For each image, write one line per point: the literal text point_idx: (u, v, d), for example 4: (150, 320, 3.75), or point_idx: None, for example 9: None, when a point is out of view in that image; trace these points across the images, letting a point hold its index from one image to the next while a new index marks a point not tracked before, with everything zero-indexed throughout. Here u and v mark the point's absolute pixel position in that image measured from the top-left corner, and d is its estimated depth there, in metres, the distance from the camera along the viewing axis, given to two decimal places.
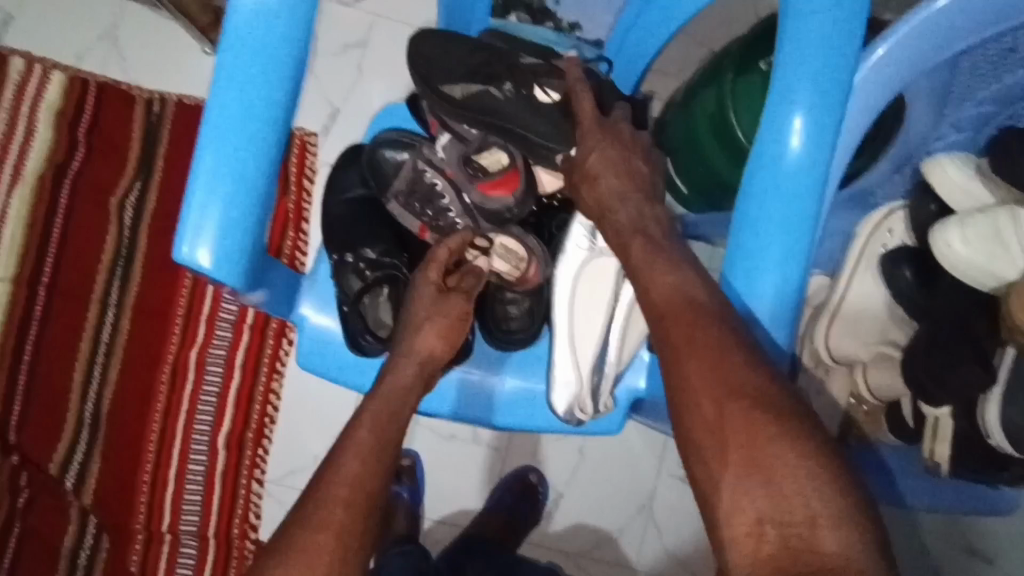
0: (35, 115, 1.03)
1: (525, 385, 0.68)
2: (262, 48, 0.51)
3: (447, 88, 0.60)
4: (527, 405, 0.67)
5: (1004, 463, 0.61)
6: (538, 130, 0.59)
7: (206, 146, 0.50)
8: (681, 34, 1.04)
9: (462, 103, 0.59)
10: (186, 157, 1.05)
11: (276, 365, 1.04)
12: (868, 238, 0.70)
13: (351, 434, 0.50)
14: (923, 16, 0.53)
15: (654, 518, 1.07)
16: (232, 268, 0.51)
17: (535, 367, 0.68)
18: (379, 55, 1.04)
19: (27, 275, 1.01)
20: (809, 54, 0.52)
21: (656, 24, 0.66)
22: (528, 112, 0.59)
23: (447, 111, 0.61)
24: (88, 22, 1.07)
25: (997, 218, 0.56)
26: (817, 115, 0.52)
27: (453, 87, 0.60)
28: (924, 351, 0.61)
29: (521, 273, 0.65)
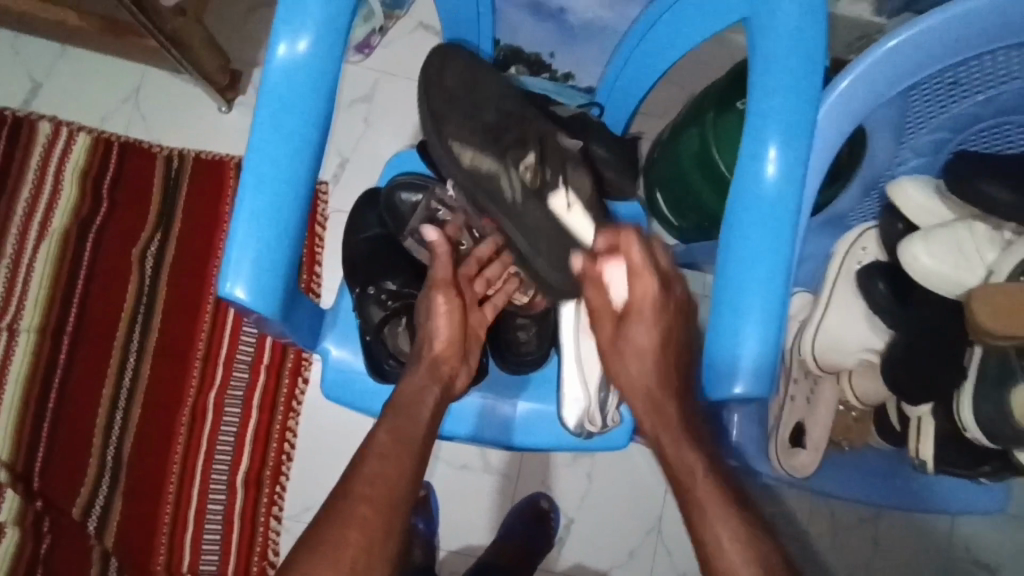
0: (60, 175, 1.12)
1: (537, 406, 0.75)
2: (293, 108, 0.58)
3: (467, 163, 0.60)
4: (541, 423, 0.74)
5: (985, 457, 0.66)
6: (542, 230, 0.62)
7: (246, 194, 0.58)
8: (663, 79, 1.13)
9: (469, 171, 0.61)
10: (202, 210, 1.14)
11: (291, 404, 1.11)
12: (844, 256, 0.75)
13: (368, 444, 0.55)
14: (874, 57, 0.61)
15: (663, 541, 1.14)
16: (269, 304, 0.58)
17: (546, 389, 0.75)
18: (384, 108, 1.13)
19: (52, 325, 1.10)
20: (778, 93, 0.58)
21: (639, 76, 0.76)
22: (538, 221, 0.62)
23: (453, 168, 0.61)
24: (111, 85, 1.15)
25: (955, 233, 0.64)
26: (789, 147, 0.59)
27: (465, 151, 0.60)
28: (903, 357, 0.66)
29: (530, 298, 0.72)
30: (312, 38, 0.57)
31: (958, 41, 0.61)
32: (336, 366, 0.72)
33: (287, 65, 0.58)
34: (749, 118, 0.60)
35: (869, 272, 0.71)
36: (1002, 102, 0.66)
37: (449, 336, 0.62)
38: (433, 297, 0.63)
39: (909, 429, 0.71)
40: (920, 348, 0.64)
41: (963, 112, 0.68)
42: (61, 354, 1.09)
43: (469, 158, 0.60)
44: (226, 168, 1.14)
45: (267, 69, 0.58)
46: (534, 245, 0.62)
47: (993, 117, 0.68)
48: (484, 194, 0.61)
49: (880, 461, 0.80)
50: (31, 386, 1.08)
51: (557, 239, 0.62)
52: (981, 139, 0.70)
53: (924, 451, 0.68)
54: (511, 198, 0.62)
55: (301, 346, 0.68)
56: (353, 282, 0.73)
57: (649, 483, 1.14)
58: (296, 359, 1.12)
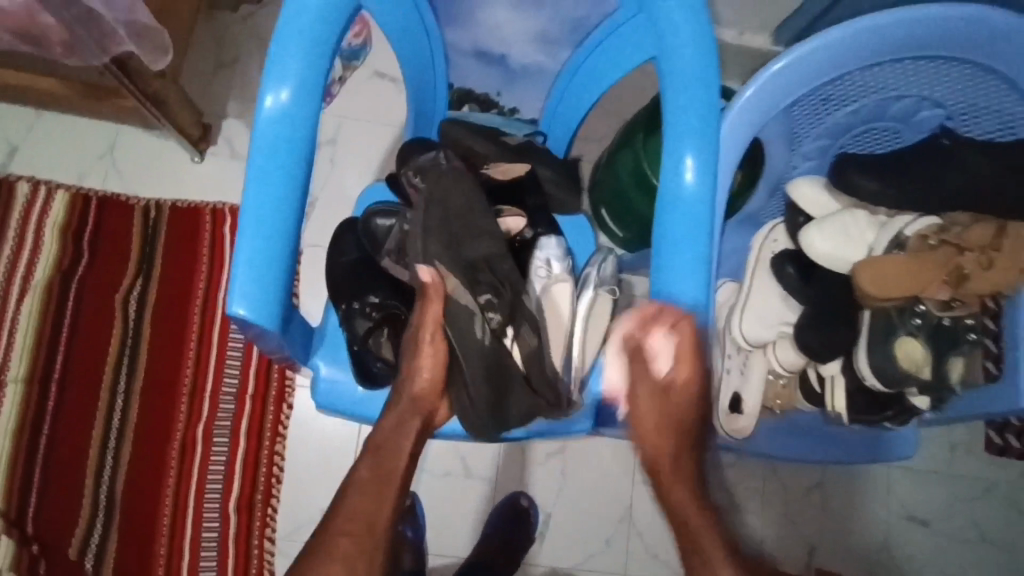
0: (41, 231, 1.17)
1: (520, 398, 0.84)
2: (282, 149, 0.68)
3: (452, 300, 0.68)
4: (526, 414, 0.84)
5: (887, 403, 0.80)
6: (487, 364, 0.68)
7: (245, 226, 0.66)
8: (598, 108, 1.27)
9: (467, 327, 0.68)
10: (181, 253, 1.21)
11: (278, 429, 1.18)
12: (761, 247, 0.88)
13: None
14: (762, 80, 0.75)
15: (635, 526, 1.23)
16: (269, 319, 0.66)
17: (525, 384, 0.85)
18: (347, 149, 1.23)
19: (39, 375, 1.14)
20: (686, 114, 0.71)
21: (573, 107, 0.88)
22: (489, 354, 0.68)
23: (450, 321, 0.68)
24: (86, 145, 1.22)
25: (842, 220, 0.78)
26: (700, 156, 0.72)
27: (463, 300, 0.68)
28: (810, 324, 0.79)
29: None
30: (294, 88, 0.67)
31: (826, 64, 0.75)
32: (330, 374, 0.81)
33: (275, 113, 0.67)
34: (666, 135, 0.73)
35: (778, 259, 0.85)
36: (866, 111, 0.83)
37: (432, 375, 0.70)
38: (420, 345, 0.69)
39: (824, 391, 0.84)
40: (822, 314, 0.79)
41: (837, 121, 0.83)
42: (49, 402, 1.14)
43: (456, 292, 0.68)
44: (202, 214, 1.22)
45: (258, 118, 0.68)
46: (475, 376, 0.68)
47: (861, 124, 0.84)
48: (454, 326, 0.68)
49: (806, 419, 0.92)
50: (20, 435, 1.12)
51: (496, 371, 0.69)
52: (854, 142, 0.87)
53: (838, 405, 0.82)
54: (478, 334, 0.68)
55: (294, 358, 0.77)
56: (338, 298, 0.81)
57: (618, 471, 1.24)
58: (279, 387, 1.19)
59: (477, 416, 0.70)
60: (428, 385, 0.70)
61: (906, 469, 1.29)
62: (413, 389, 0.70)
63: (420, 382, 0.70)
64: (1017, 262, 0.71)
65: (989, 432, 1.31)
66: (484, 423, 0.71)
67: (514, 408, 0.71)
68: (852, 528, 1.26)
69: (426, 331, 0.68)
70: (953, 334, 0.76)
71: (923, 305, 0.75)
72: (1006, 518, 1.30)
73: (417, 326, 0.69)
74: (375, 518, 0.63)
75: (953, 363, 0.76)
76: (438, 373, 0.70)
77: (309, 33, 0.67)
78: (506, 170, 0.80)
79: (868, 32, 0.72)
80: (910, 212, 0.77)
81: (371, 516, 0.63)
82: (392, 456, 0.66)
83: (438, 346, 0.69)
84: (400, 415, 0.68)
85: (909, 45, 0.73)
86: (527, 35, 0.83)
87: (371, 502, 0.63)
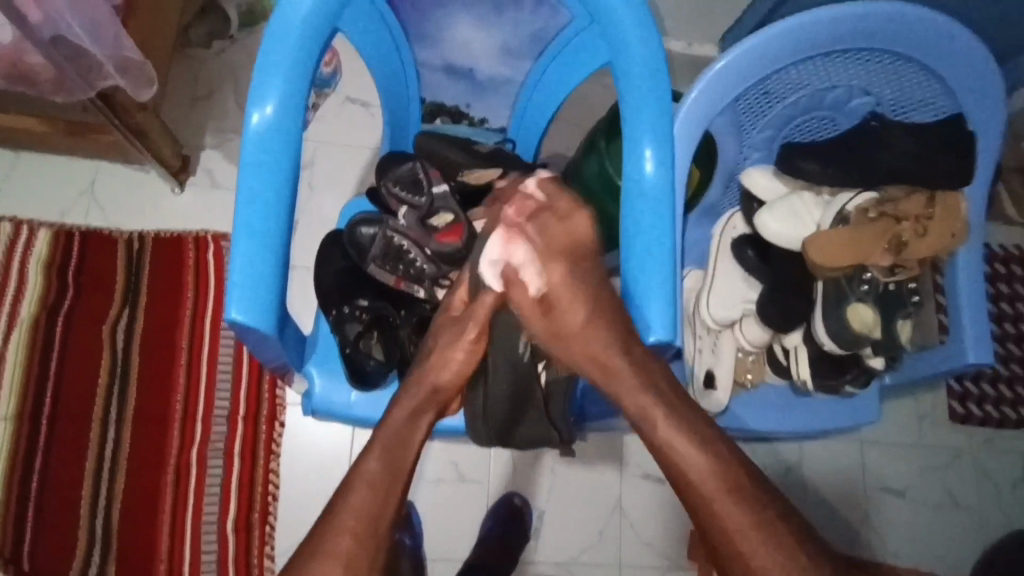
0: (25, 268, 1.19)
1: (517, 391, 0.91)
2: (269, 162, 0.72)
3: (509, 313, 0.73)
4: None
5: (844, 368, 0.93)
6: (512, 382, 0.74)
7: (239, 234, 0.71)
8: (561, 120, 1.34)
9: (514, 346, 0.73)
10: (166, 281, 1.23)
11: (271, 447, 1.20)
12: (722, 236, 0.98)
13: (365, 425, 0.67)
14: (706, 80, 0.85)
15: (626, 516, 1.27)
16: (265, 321, 0.70)
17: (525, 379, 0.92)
18: (324, 172, 1.28)
19: (28, 410, 1.14)
20: (642, 111, 0.79)
21: (539, 114, 0.95)
22: (521, 374, 0.74)
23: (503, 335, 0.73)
24: (68, 183, 1.24)
25: (791, 204, 0.89)
26: (659, 148, 0.79)
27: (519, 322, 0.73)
28: (770, 299, 0.92)
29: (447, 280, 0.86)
30: (278, 103, 0.73)
31: (759, 64, 0.85)
32: (326, 376, 0.86)
33: (261, 128, 0.72)
34: (625, 131, 0.80)
35: (739, 244, 0.95)
36: (803, 103, 0.92)
37: (460, 368, 0.71)
38: (464, 332, 0.71)
39: (791, 362, 0.96)
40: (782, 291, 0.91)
41: (779, 113, 0.93)
42: (40, 437, 1.13)
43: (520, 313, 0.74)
44: (185, 242, 1.25)
45: (246, 133, 0.72)
46: (500, 387, 0.74)
47: (800, 114, 0.94)
48: (498, 339, 0.73)
49: (776, 394, 1.02)
50: (11, 472, 1.11)
51: (517, 391, 0.75)
52: (796, 131, 0.96)
53: (803, 372, 0.94)
54: (520, 353, 0.74)
55: (291, 362, 0.81)
56: (327, 305, 0.86)
57: (606, 465, 1.28)
58: (270, 406, 1.21)
59: (484, 426, 0.77)
60: (453, 378, 0.71)
61: (878, 442, 1.35)
62: (438, 378, 0.70)
63: (448, 371, 0.71)
64: (948, 226, 0.82)
65: (951, 402, 1.38)
66: (487, 433, 0.78)
67: (520, 434, 0.79)
68: (832, 505, 1.31)
69: (472, 329, 0.71)
70: (898, 298, 0.87)
71: (870, 272, 0.87)
72: (976, 483, 1.36)
73: (470, 315, 0.72)
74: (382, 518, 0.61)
75: (899, 323, 0.87)
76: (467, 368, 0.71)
77: (289, 53, 0.73)
78: (479, 176, 0.86)
79: (789, 32, 0.83)
80: (849, 189, 0.88)
81: (376, 511, 0.61)
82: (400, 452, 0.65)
83: (479, 346, 0.72)
84: (413, 408, 0.68)
85: (830, 39, 0.84)
86: (490, 51, 0.90)
87: (371, 501, 0.62)
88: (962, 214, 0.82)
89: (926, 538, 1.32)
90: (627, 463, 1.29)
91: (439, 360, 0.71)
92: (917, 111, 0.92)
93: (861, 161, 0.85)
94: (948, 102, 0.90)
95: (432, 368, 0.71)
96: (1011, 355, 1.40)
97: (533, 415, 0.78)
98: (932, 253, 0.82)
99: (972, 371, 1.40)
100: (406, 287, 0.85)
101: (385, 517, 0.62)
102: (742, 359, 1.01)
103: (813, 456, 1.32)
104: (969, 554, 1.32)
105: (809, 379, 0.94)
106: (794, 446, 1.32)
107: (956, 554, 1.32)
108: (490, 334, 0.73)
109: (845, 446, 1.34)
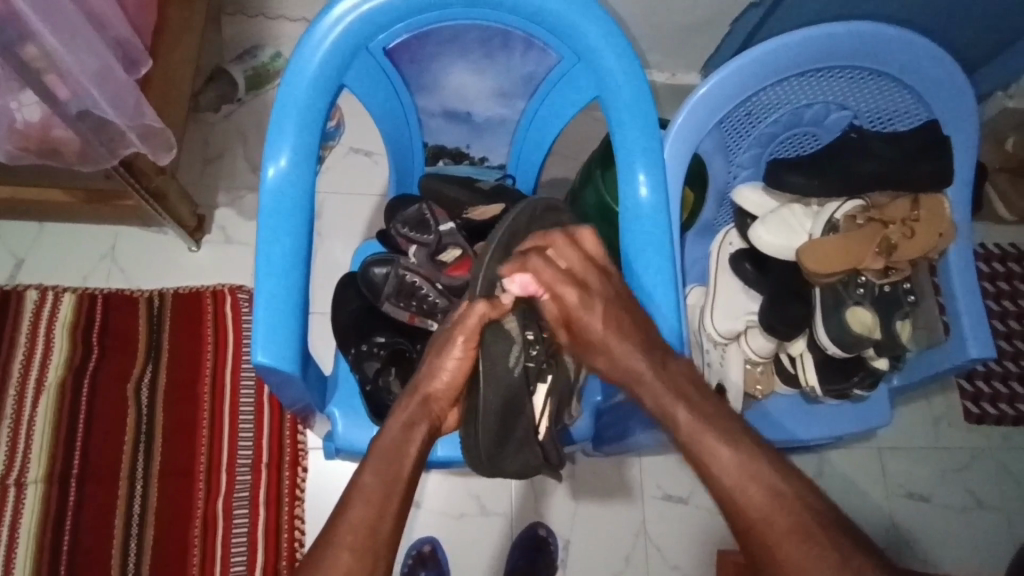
0: (51, 333, 1.23)
1: None
2: (287, 212, 0.79)
3: (503, 324, 0.72)
4: None
5: (852, 370, 0.97)
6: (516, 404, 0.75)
7: (262, 281, 0.76)
8: (557, 154, 1.40)
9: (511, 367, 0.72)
10: (186, 337, 1.27)
11: (296, 493, 1.21)
12: (720, 250, 1.04)
13: (385, 441, 0.69)
14: (690, 107, 0.90)
15: (652, 539, 1.27)
16: (288, 360, 0.74)
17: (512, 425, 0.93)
18: (332, 219, 1.33)
19: (58, 472, 1.16)
20: (632, 142, 0.85)
21: (535, 150, 1.01)
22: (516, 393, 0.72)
23: (495, 334, 0.72)
24: (89, 249, 1.30)
25: (781, 215, 0.94)
26: (652, 174, 0.84)
27: (511, 326, 0.73)
28: (770, 305, 0.96)
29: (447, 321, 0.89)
30: (291, 158, 0.80)
31: (737, 89, 0.90)
32: (348, 413, 0.90)
33: (277, 180, 0.79)
34: (618, 159, 0.85)
35: (737, 258, 1.01)
36: (783, 121, 0.98)
37: (452, 378, 0.73)
38: (455, 340, 0.71)
39: (798, 369, 1.00)
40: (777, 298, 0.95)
41: (761, 131, 0.99)
42: (70, 497, 1.15)
43: (518, 329, 0.73)
44: (203, 298, 1.30)
45: (263, 188, 0.79)
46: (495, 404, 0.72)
47: (782, 132, 1.00)
48: (494, 353, 0.71)
49: (788, 402, 1.07)
50: (43, 535, 1.12)
51: (514, 407, 0.74)
52: (781, 147, 1.02)
53: (811, 379, 0.99)
54: (511, 368, 0.72)
55: (316, 401, 0.86)
56: (347, 344, 0.92)
57: (626, 488, 1.29)
58: (293, 451, 1.24)
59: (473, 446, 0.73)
60: (445, 388, 0.73)
61: (896, 447, 1.36)
62: (429, 387, 0.73)
63: (440, 380, 0.73)
64: (934, 227, 0.87)
65: (965, 403, 1.39)
66: (476, 454, 0.73)
67: (511, 464, 0.76)
68: (858, 516, 1.30)
69: (462, 335, 0.71)
70: (894, 299, 0.92)
71: (864, 276, 0.92)
72: (999, 482, 1.36)
73: (461, 324, 0.71)
74: (381, 521, 0.63)
75: (897, 323, 0.91)
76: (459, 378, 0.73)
77: (299, 112, 0.80)
78: (482, 212, 0.92)
79: (761, 59, 0.89)
80: (836, 198, 0.94)
81: (374, 520, 0.64)
82: (397, 457, 0.68)
83: (468, 352, 0.72)
84: (408, 418, 0.71)
85: (804, 60, 0.90)
86: (486, 94, 0.95)
87: (372, 510, 0.64)
88: (947, 215, 0.88)
89: (958, 544, 1.31)
90: (647, 485, 1.30)
91: (430, 370, 0.73)
92: (894, 119, 0.98)
93: (841, 170, 0.91)
94: (920, 109, 0.95)
95: (426, 376, 0.73)
96: (1018, 352, 1.41)
97: (526, 433, 0.76)
98: (920, 253, 0.88)
99: (982, 371, 1.41)
100: (421, 323, 0.88)
101: (385, 526, 0.64)
102: (751, 370, 1.05)
103: (831, 467, 1.33)
104: (1002, 556, 1.31)
105: (816, 385, 0.99)
106: (812, 455, 1.33)
107: (988, 556, 1.31)
108: (483, 343, 0.71)
109: (863, 453, 1.34)
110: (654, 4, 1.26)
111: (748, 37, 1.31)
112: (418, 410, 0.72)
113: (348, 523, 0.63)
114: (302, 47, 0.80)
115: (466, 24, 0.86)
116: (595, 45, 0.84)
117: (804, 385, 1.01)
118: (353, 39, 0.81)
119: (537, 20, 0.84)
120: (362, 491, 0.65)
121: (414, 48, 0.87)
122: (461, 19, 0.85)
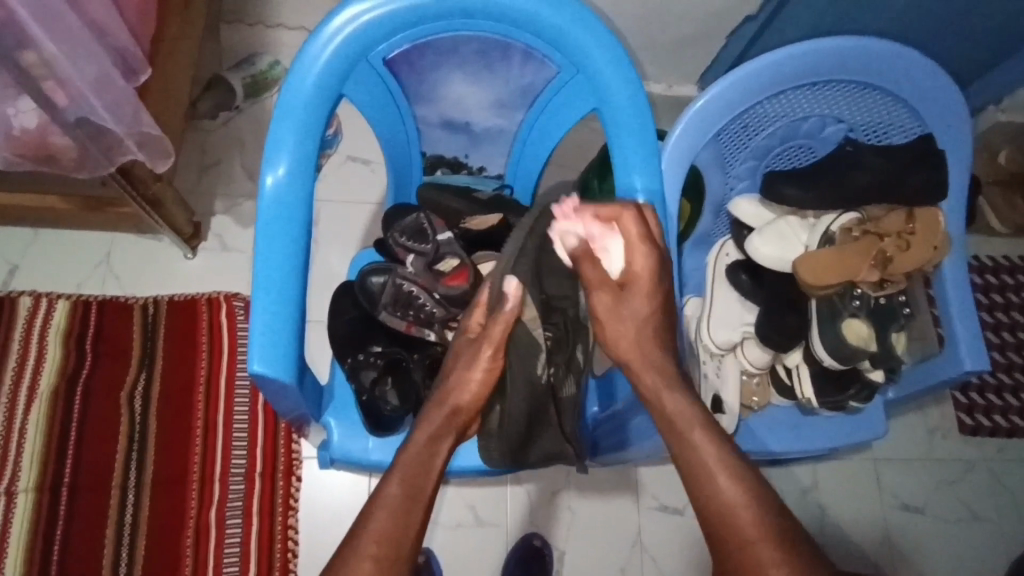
0: (44, 339, 1.22)
1: None
2: (285, 220, 0.79)
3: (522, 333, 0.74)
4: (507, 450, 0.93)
5: (849, 382, 0.98)
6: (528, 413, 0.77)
7: (258, 290, 0.76)
8: (554, 165, 1.40)
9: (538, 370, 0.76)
10: (180, 345, 1.26)
11: (290, 502, 1.20)
12: (717, 261, 1.05)
13: None
14: (688, 118, 0.91)
15: (647, 550, 1.27)
16: (285, 370, 0.73)
17: None
18: (329, 228, 1.33)
19: (50, 480, 1.15)
20: (630, 152, 0.85)
21: (533, 160, 1.02)
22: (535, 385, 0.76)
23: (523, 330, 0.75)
24: (84, 255, 1.29)
25: (778, 226, 0.95)
26: (650, 186, 0.85)
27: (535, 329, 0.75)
28: (766, 317, 0.97)
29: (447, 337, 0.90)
30: (289, 167, 0.80)
31: (735, 101, 0.91)
32: (342, 424, 0.89)
33: (275, 189, 0.79)
34: (616, 171, 0.86)
35: (733, 270, 1.01)
36: (780, 134, 0.99)
37: (479, 390, 0.73)
38: (482, 351, 0.73)
39: (794, 381, 1.01)
40: (773, 309, 0.96)
41: (758, 144, 0.99)
42: (61, 505, 1.14)
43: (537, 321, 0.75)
44: (199, 305, 1.29)
45: (260, 197, 0.79)
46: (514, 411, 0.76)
47: (778, 145, 1.01)
48: (519, 353, 0.75)
49: (783, 413, 1.07)
50: (34, 544, 1.11)
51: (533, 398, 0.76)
52: (777, 160, 1.02)
53: (807, 391, 0.99)
54: (539, 374, 0.76)
55: (311, 410, 0.85)
56: (343, 354, 0.92)
57: (621, 497, 1.29)
58: (287, 461, 1.23)
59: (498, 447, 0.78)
60: (472, 399, 0.73)
61: (891, 459, 1.36)
62: (458, 400, 0.72)
63: (468, 392, 0.72)
64: (929, 239, 0.89)
65: (959, 415, 1.40)
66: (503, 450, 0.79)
67: (534, 451, 0.82)
68: (852, 528, 1.30)
69: (488, 346, 0.73)
70: (890, 311, 0.93)
71: (860, 288, 0.93)
72: (993, 494, 1.36)
73: (486, 336, 0.73)
74: (405, 543, 0.61)
75: (894, 335, 0.93)
76: (484, 387, 0.73)
77: (298, 120, 0.80)
78: (480, 221, 0.92)
79: (759, 72, 0.89)
80: (832, 211, 0.95)
81: (398, 531, 0.62)
82: (424, 471, 0.66)
83: (496, 364, 0.73)
84: (433, 432, 0.70)
85: (801, 73, 0.90)
86: (485, 104, 0.95)
87: (396, 523, 0.62)
88: (941, 228, 0.89)
89: (952, 556, 1.31)
90: (643, 495, 1.30)
91: (459, 381, 0.73)
92: (889, 133, 0.99)
93: (837, 182, 0.92)
94: (916, 123, 0.96)
95: (452, 389, 0.73)
96: (1011, 364, 1.42)
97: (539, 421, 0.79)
98: (916, 265, 0.89)
99: (976, 383, 1.41)
100: (417, 332, 0.89)
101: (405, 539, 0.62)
102: (747, 381, 1.05)
103: (827, 477, 1.33)
104: (994, 567, 1.31)
105: (813, 397, 0.99)
106: (807, 466, 1.33)
107: (981, 568, 1.31)
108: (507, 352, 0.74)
109: (858, 465, 1.34)
110: (651, 16, 1.27)
111: (744, 49, 1.32)
112: (447, 423, 0.71)
113: (371, 534, 0.62)
114: (303, 56, 0.80)
115: (466, 34, 0.86)
116: (595, 57, 0.84)
117: (800, 398, 1.02)
118: (353, 48, 0.81)
119: (537, 32, 0.84)
120: (384, 502, 0.63)
121: (413, 58, 0.87)
122: (462, 30, 0.85)
